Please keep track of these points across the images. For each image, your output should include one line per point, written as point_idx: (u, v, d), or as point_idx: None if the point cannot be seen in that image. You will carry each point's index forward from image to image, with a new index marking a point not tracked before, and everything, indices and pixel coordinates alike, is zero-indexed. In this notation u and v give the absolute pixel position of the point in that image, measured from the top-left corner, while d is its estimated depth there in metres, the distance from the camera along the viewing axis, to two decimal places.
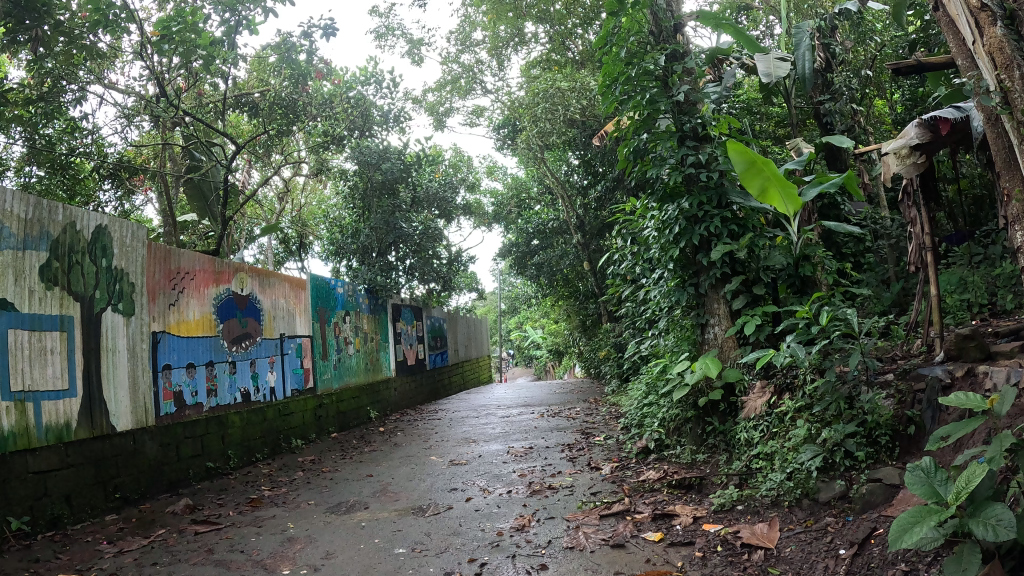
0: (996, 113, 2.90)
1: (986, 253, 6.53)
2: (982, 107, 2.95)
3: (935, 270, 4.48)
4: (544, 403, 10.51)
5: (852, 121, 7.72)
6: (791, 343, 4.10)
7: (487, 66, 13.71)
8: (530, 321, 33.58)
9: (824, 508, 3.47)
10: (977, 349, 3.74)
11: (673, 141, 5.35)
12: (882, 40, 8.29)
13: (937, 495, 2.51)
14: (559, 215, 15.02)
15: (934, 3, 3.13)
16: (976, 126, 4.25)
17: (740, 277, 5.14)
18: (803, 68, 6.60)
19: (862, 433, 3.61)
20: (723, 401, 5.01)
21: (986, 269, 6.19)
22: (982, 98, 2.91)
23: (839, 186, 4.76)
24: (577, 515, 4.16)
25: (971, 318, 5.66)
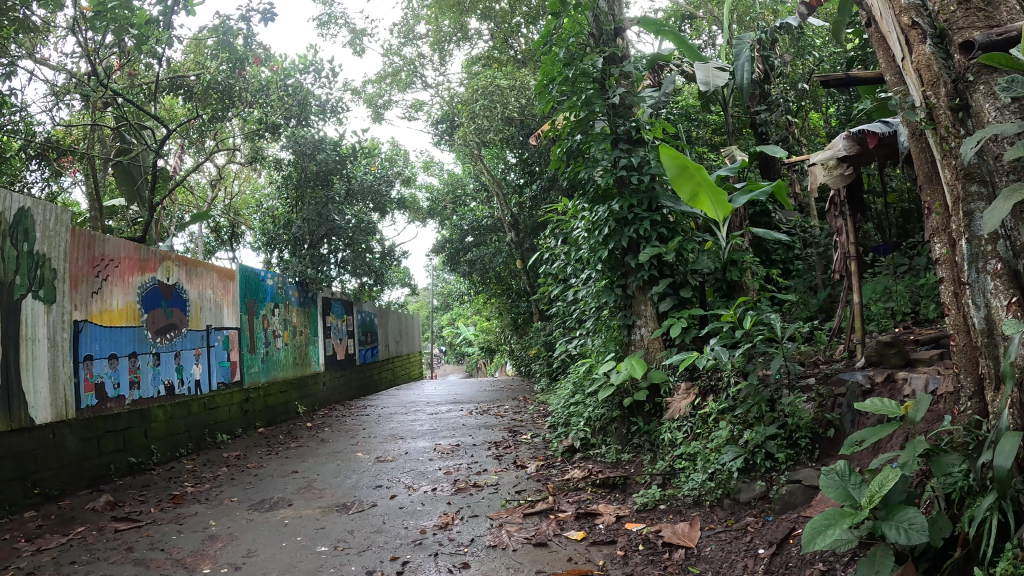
0: (921, 128, 2.92)
1: (910, 264, 6.75)
2: (907, 121, 2.99)
3: (858, 279, 4.61)
4: (474, 401, 10.40)
5: (787, 132, 7.89)
6: (715, 346, 4.13)
7: (428, 60, 13.61)
8: (462, 318, 33.38)
9: (744, 508, 3.53)
10: (898, 356, 3.90)
11: (607, 143, 5.35)
12: (820, 56, 8.50)
13: (851, 499, 2.55)
14: (493, 213, 14.98)
15: (868, 19, 3.20)
16: (902, 143, 4.43)
17: (667, 280, 5.21)
18: (740, 79, 6.73)
19: (782, 435, 3.68)
20: (648, 402, 5.07)
21: (909, 280, 6.40)
22: (907, 112, 2.96)
23: (769, 195, 4.83)
24: (500, 513, 4.13)
25: (894, 325, 5.83)
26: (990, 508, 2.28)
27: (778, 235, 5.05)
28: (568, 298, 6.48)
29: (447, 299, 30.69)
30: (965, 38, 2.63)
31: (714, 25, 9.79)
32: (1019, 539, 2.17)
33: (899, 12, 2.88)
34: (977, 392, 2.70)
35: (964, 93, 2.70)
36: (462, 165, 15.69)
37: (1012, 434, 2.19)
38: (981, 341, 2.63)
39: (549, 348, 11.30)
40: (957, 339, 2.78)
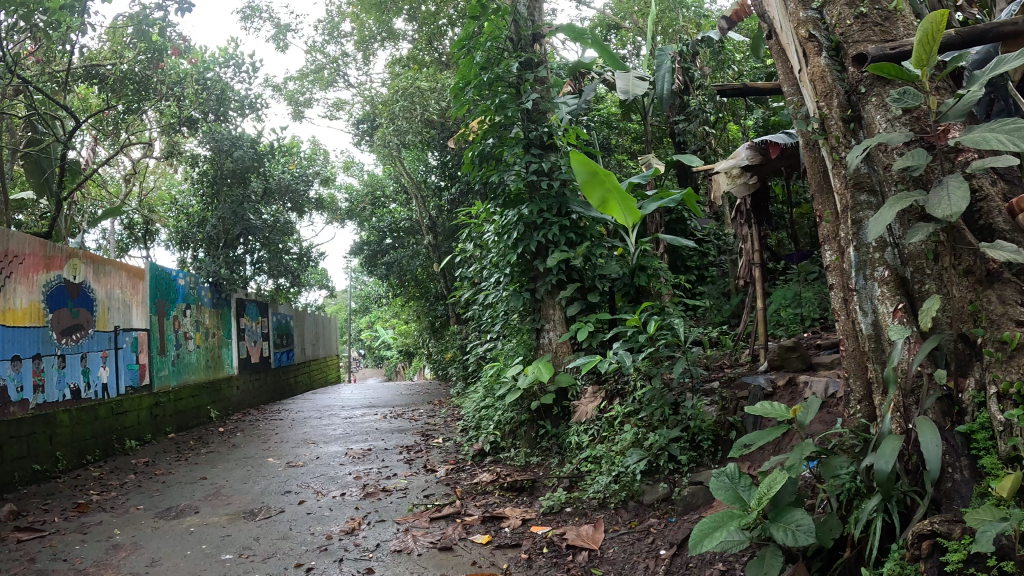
0: (813, 138, 3.05)
1: (820, 272, 6.99)
2: (802, 132, 3.11)
3: (762, 287, 4.77)
4: (389, 405, 10.30)
5: (705, 142, 8.05)
6: (617, 350, 4.23)
7: (351, 59, 13.45)
8: (381, 321, 33.02)
9: (648, 510, 3.61)
10: (800, 360, 4.08)
11: (519, 148, 5.38)
12: (739, 70, 8.74)
13: (741, 501, 2.62)
14: (412, 215, 14.88)
15: (769, 32, 3.34)
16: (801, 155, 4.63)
17: (575, 284, 5.30)
18: (661, 88, 6.94)
19: (685, 438, 3.79)
20: (556, 406, 5.14)
21: (817, 287, 6.62)
22: (801, 123, 3.09)
23: (678, 202, 4.96)
24: (407, 517, 4.10)
25: (802, 331, 6.07)
26: (876, 509, 2.38)
27: (686, 242, 5.21)
28: (481, 302, 6.48)
29: (366, 301, 30.32)
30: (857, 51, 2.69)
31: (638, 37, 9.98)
32: (904, 538, 2.27)
33: (798, 26, 3.02)
34: (866, 396, 2.82)
35: (856, 105, 2.81)
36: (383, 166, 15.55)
37: (894, 437, 2.29)
38: (869, 346, 2.75)
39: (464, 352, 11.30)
40: (847, 345, 2.90)
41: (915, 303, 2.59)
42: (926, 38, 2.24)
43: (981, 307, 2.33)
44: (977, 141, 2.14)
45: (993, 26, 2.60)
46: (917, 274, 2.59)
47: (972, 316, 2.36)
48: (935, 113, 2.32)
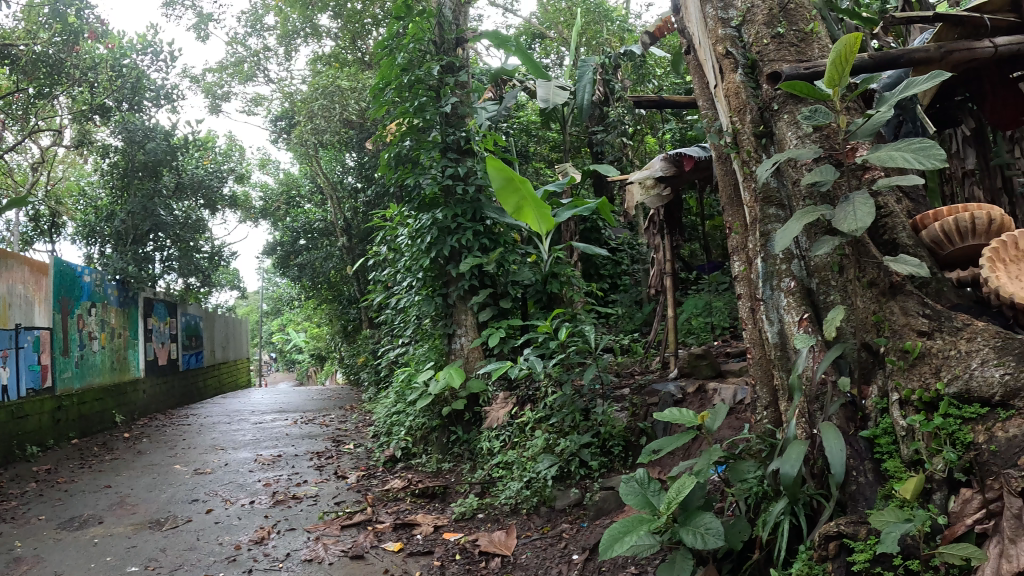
0: (725, 152, 3.13)
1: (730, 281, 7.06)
2: (715, 146, 3.19)
3: (674, 296, 4.90)
4: (300, 410, 10.11)
5: (621, 153, 8.18)
6: (529, 355, 4.18)
7: (273, 53, 13.16)
8: (294, 323, 32.33)
9: (560, 515, 3.66)
10: (709, 367, 4.25)
11: (436, 151, 5.36)
12: (658, 83, 8.90)
13: (650, 507, 2.65)
14: (327, 216, 14.63)
15: (687, 47, 3.41)
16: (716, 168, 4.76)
17: (487, 290, 5.32)
18: (581, 99, 6.98)
19: (596, 443, 3.88)
20: (468, 411, 5.14)
21: (727, 296, 6.79)
22: (715, 136, 3.15)
23: (592, 212, 5.00)
24: (318, 525, 4.01)
25: (711, 339, 6.22)
26: (784, 511, 2.35)
27: (598, 250, 5.23)
28: (393, 307, 6.40)
29: (278, 304, 29.64)
30: (773, 70, 2.78)
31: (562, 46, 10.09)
32: (812, 540, 2.25)
33: (715, 42, 3.07)
34: (772, 402, 2.90)
35: (768, 121, 2.88)
36: (300, 165, 15.27)
37: (797, 442, 2.27)
38: (775, 354, 2.82)
39: (378, 356, 11.20)
40: (754, 352, 2.98)
41: (821, 313, 2.67)
42: (840, 56, 2.18)
43: (884, 317, 2.41)
44: (884, 159, 2.11)
45: (904, 53, 2.68)
46: (823, 286, 2.66)
47: (875, 326, 2.43)
48: (844, 131, 2.32)
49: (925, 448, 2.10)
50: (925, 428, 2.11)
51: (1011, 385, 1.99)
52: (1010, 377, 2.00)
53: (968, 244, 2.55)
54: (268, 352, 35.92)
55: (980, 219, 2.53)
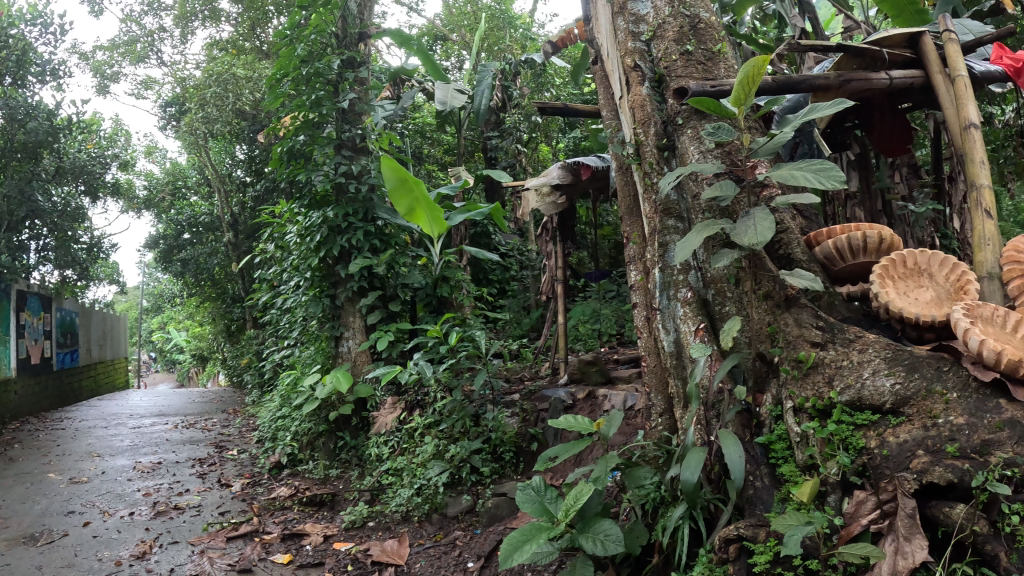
0: (627, 163, 3.19)
1: (617, 291, 7.16)
2: (616, 156, 3.25)
3: (564, 303, 5.04)
4: (180, 414, 9.61)
5: (515, 159, 8.25)
6: (419, 360, 4.18)
7: (168, 35, 12.51)
8: (174, 321, 30.74)
9: (453, 522, 3.66)
10: (598, 373, 4.47)
11: (331, 148, 5.25)
12: (557, 93, 8.99)
13: (547, 514, 2.65)
14: (213, 211, 13.93)
15: (595, 58, 3.48)
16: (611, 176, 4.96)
17: (377, 291, 5.16)
18: (479, 104, 6.95)
19: (487, 449, 3.90)
20: (355, 416, 5.01)
21: (615, 304, 6.93)
22: (617, 146, 3.22)
23: (485, 217, 5.01)
24: (203, 538, 3.81)
25: (599, 345, 6.28)
26: (683, 516, 2.40)
27: (489, 256, 5.23)
28: (279, 307, 6.14)
29: (159, 301, 28.10)
30: (679, 85, 2.86)
31: (464, 50, 10.06)
32: (710, 543, 2.29)
33: (624, 54, 3.11)
34: (667, 409, 2.97)
35: (671, 134, 2.95)
36: (188, 155, 14.55)
37: (697, 449, 2.32)
38: (671, 362, 2.89)
39: (263, 358, 10.78)
40: (649, 361, 3.05)
41: (715, 323, 2.75)
42: (747, 77, 2.23)
43: (779, 328, 2.53)
44: (786, 177, 2.20)
45: (806, 79, 2.93)
46: (718, 297, 2.75)
47: (769, 337, 2.54)
48: (747, 149, 2.39)
49: (819, 453, 2.19)
50: (820, 434, 2.20)
51: (901, 393, 2.12)
52: (900, 387, 2.14)
53: (859, 261, 2.75)
54: (146, 352, 34.04)
55: (872, 238, 2.73)
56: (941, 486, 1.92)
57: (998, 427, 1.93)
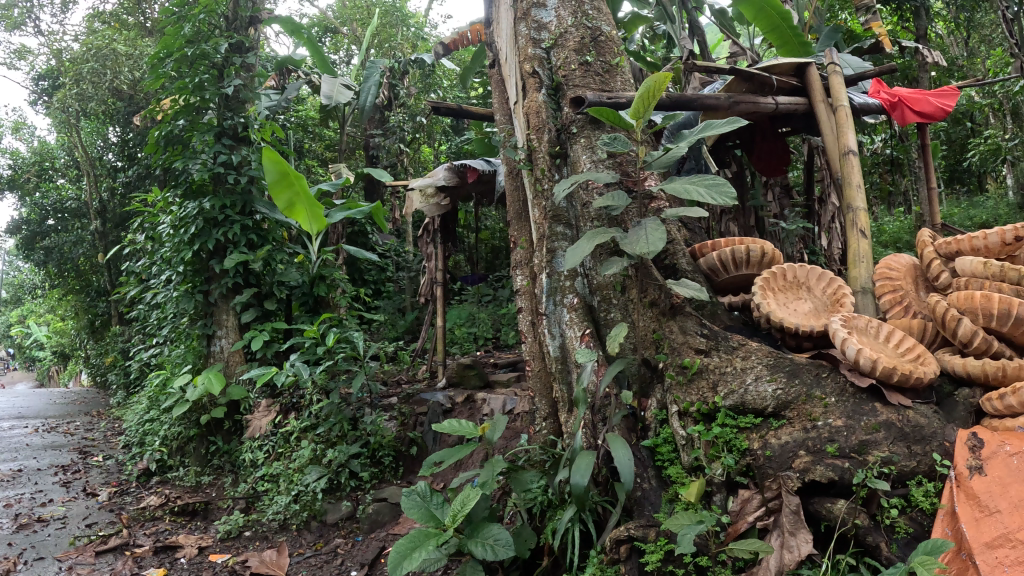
0: (518, 167, 3.24)
1: (493, 296, 7.21)
2: (508, 160, 3.30)
3: (444, 305, 5.15)
4: (40, 416, 8.90)
5: (397, 159, 8.16)
6: (295, 360, 4.05)
7: (45, 3, 11.58)
8: (32, 317, 28.37)
9: (332, 529, 3.67)
10: (477, 377, 4.75)
11: (210, 135, 4.96)
12: (444, 94, 8.94)
13: (434, 520, 2.56)
14: (81, 195, 12.44)
15: (492, 61, 3.56)
16: (498, 180, 5.10)
17: (251, 290, 4.97)
18: (364, 100, 6.88)
19: (366, 454, 3.94)
20: (228, 420, 4.82)
21: (491, 308, 6.95)
22: (509, 151, 3.25)
23: (366, 215, 4.88)
24: (69, 553, 3.56)
25: (474, 349, 6.20)
26: (572, 518, 2.44)
27: (368, 256, 5.05)
28: (145, 304, 5.79)
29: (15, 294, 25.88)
30: (576, 94, 2.91)
31: (353, 45, 9.89)
32: (601, 544, 2.37)
33: (524, 60, 3.15)
34: (551, 413, 3.04)
35: (564, 143, 3.02)
36: (55, 134, 13.47)
37: (587, 453, 2.35)
38: (556, 367, 2.96)
39: (129, 357, 10.12)
40: (534, 366, 3.13)
41: (600, 329, 2.83)
42: (646, 92, 2.32)
43: (664, 335, 2.64)
44: (682, 191, 2.29)
45: (698, 97, 3.11)
46: (604, 304, 2.84)
47: (654, 343, 2.67)
48: (642, 161, 2.48)
49: (704, 455, 2.30)
50: (705, 437, 2.31)
51: (782, 398, 2.30)
52: (781, 391, 2.31)
53: (741, 273, 2.93)
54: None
55: (755, 252, 2.90)
56: (822, 483, 2.08)
57: (874, 428, 2.15)
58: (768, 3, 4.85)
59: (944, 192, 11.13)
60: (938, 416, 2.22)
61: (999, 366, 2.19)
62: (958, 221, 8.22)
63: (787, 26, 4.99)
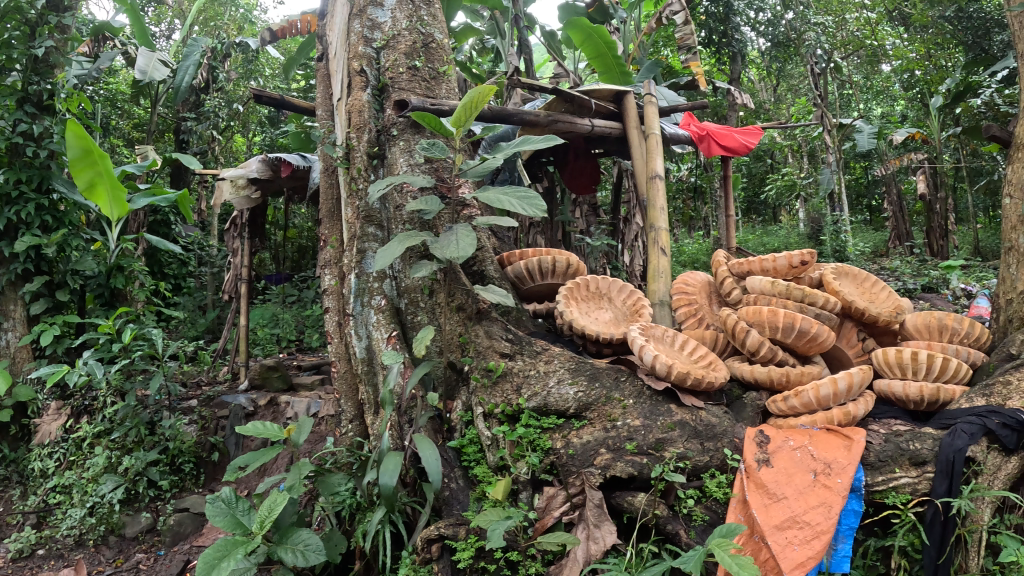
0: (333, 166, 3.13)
1: (299, 296, 6.50)
2: (324, 158, 3.19)
3: (247, 303, 4.99)
4: None
5: (209, 146, 7.60)
6: (89, 360, 3.60)
7: None
8: None
9: (133, 544, 3.51)
10: (280, 380, 4.69)
11: (10, 100, 4.20)
12: (266, 83, 8.49)
13: (241, 527, 2.39)
14: None
15: (319, 55, 3.40)
16: (313, 178, 4.94)
17: (43, 278, 4.32)
18: (180, 80, 6.49)
19: (166, 461, 3.74)
20: (14, 425, 4.18)
21: (297, 309, 6.29)
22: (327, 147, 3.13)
23: (172, 203, 4.55)
24: None
25: (278, 351, 5.66)
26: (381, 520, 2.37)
27: (172, 248, 4.67)
28: None
29: None
30: (401, 97, 2.94)
31: (176, 18, 9.20)
32: (412, 544, 2.33)
33: (353, 57, 3.08)
34: (357, 416, 2.94)
35: (382, 144, 2.99)
36: None
37: (394, 452, 2.30)
38: (361, 368, 2.86)
39: None
40: (339, 366, 2.98)
41: (407, 332, 2.83)
42: (471, 101, 2.32)
43: (470, 339, 2.72)
44: (494, 201, 2.33)
45: (518, 113, 3.23)
46: (411, 306, 2.84)
47: (460, 347, 2.72)
48: (458, 168, 2.50)
49: (510, 454, 2.35)
50: (510, 437, 2.36)
51: (583, 400, 2.42)
52: (583, 394, 2.44)
53: (546, 282, 3.10)
54: None
55: (560, 263, 3.08)
56: (623, 478, 2.24)
57: (669, 427, 2.31)
58: (598, 32, 5.14)
59: (740, 220, 12.15)
60: (728, 415, 2.42)
61: (785, 372, 2.45)
62: (753, 247, 8.95)
63: (615, 59, 5.36)
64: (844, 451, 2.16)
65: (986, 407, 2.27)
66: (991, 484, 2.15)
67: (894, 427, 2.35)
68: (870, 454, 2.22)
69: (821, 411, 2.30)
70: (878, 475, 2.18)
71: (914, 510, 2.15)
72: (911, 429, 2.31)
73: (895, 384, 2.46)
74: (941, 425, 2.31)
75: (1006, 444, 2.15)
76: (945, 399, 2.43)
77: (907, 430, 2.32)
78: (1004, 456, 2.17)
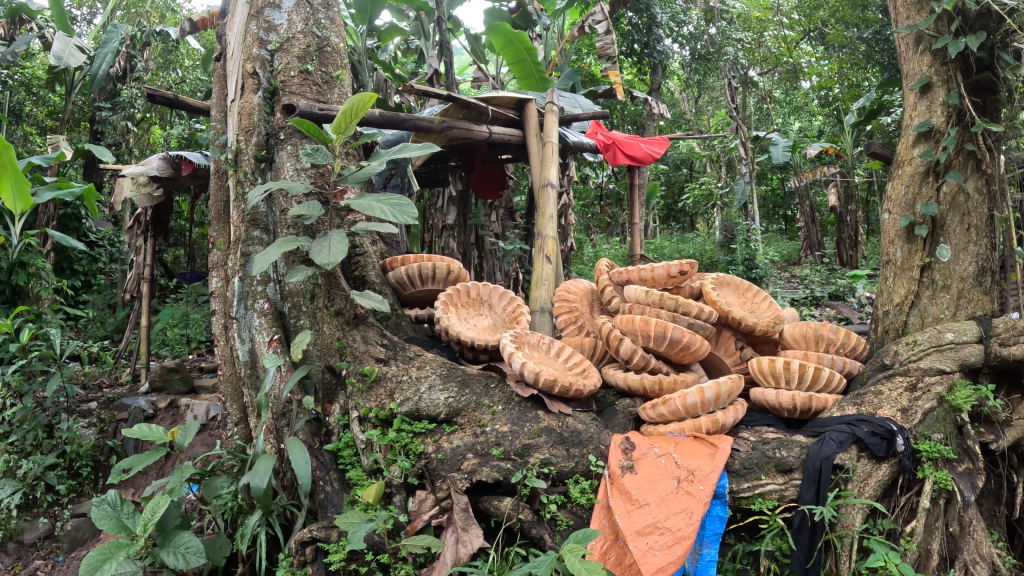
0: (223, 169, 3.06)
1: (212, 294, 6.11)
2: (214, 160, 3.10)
3: (147, 304, 4.84)
4: None
5: (125, 138, 7.31)
6: None
7: None
8: None
9: (30, 551, 3.40)
10: (181, 382, 4.61)
11: None
12: (185, 75, 8.23)
13: (126, 530, 2.31)
14: None
15: (217, 54, 3.31)
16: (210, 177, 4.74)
17: None
18: (97, 68, 6.27)
19: (63, 465, 3.62)
20: None
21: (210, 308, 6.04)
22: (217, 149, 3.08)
23: (78, 198, 4.37)
24: None
25: (187, 354, 5.52)
26: (259, 522, 2.40)
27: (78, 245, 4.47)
28: None
29: None
30: (288, 102, 2.94)
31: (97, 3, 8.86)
32: (287, 547, 2.36)
33: (246, 59, 3.01)
34: (242, 419, 2.85)
35: (271, 148, 2.97)
36: None
37: (266, 455, 2.29)
38: (244, 372, 2.80)
39: None
40: (223, 370, 2.89)
41: (290, 335, 2.80)
42: (351, 108, 2.34)
43: (347, 344, 2.68)
44: (365, 207, 2.33)
45: (406, 118, 3.22)
46: (294, 310, 2.80)
47: (338, 351, 2.67)
48: (336, 174, 2.45)
49: (382, 458, 2.34)
50: (382, 441, 2.36)
51: (454, 405, 2.44)
52: (453, 399, 2.46)
53: (426, 288, 3.14)
54: None
55: (440, 269, 3.11)
56: (489, 482, 2.28)
57: (536, 433, 2.37)
58: (519, 38, 5.21)
59: (659, 227, 12.38)
60: (596, 423, 2.47)
61: (658, 380, 2.54)
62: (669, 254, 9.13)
63: (535, 65, 5.44)
64: (708, 458, 2.24)
65: (856, 416, 2.40)
66: (860, 491, 2.24)
67: (763, 435, 2.44)
68: (736, 461, 2.31)
69: (690, 419, 2.41)
70: (743, 482, 2.26)
71: (783, 516, 2.25)
72: (781, 438, 2.41)
73: (770, 393, 2.58)
74: (812, 433, 2.42)
75: (875, 452, 2.29)
76: (817, 408, 2.55)
77: (777, 438, 2.41)
78: (874, 463, 2.30)
